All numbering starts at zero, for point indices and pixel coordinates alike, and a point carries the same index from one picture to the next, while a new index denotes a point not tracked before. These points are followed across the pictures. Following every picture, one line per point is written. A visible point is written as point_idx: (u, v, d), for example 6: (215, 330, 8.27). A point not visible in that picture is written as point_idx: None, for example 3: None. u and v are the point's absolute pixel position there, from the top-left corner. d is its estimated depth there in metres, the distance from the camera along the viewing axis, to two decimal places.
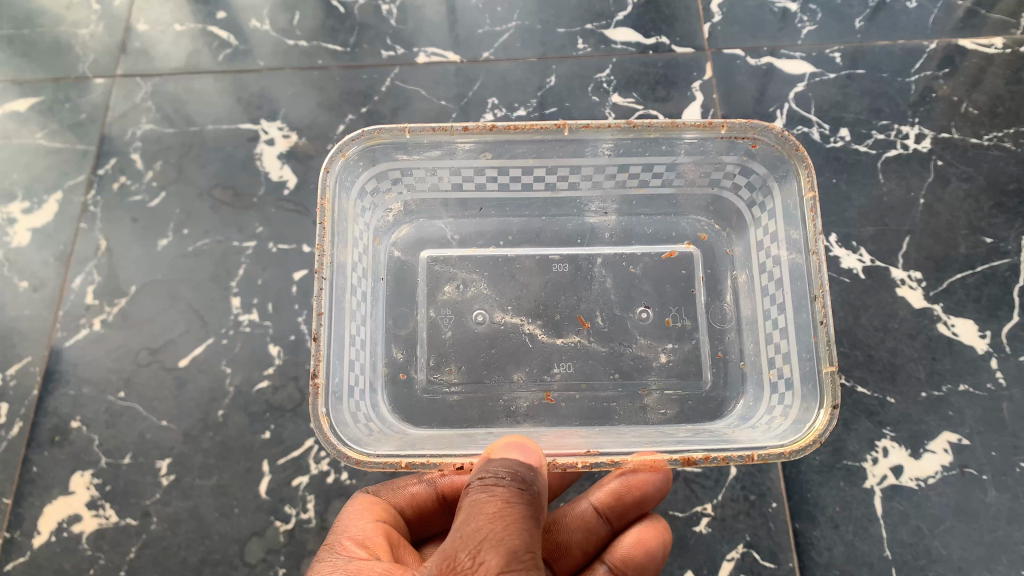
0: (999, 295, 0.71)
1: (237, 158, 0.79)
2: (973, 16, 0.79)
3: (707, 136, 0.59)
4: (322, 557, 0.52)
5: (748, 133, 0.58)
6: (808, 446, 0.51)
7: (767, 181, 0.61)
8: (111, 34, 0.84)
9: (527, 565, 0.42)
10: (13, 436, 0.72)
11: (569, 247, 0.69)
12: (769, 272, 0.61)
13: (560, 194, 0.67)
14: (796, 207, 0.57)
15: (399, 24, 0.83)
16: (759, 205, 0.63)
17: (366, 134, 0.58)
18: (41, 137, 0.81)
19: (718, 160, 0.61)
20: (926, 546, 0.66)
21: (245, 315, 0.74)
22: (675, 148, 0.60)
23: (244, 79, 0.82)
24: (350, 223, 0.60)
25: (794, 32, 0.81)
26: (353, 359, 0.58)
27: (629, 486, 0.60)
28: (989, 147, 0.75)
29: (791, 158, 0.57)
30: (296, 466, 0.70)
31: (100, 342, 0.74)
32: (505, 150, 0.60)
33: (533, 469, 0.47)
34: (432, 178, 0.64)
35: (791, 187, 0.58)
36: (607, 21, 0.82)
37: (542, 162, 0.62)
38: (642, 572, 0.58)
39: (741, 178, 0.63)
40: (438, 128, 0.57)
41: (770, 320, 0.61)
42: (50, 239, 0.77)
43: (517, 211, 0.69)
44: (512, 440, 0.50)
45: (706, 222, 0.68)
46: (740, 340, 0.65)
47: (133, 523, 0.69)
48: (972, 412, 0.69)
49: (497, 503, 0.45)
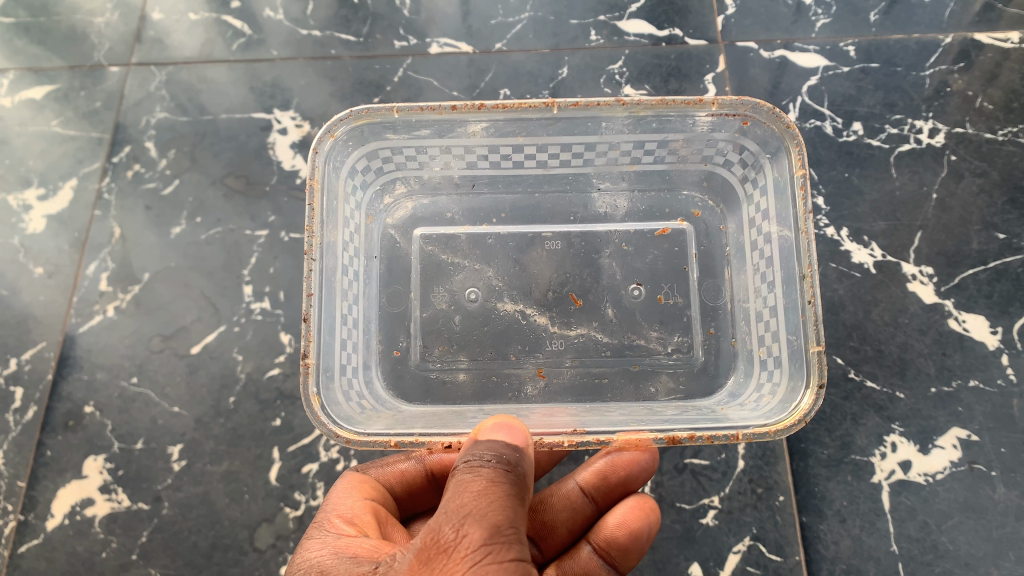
0: (1011, 291, 0.71)
1: (250, 148, 0.80)
2: (990, 10, 0.79)
3: (699, 114, 0.58)
4: (312, 534, 0.52)
5: (740, 110, 0.57)
6: (793, 425, 0.52)
7: (758, 157, 0.60)
8: (126, 22, 0.84)
9: (511, 538, 0.43)
10: (28, 419, 0.73)
11: (564, 224, 0.69)
12: (760, 249, 0.61)
13: (553, 172, 0.66)
14: (786, 183, 0.57)
15: (411, 14, 0.83)
16: (751, 181, 0.62)
17: (354, 114, 0.58)
18: (57, 124, 0.82)
19: (709, 137, 0.61)
20: (934, 541, 0.66)
21: (257, 303, 0.75)
22: (665, 126, 0.60)
23: (258, 68, 0.82)
24: (340, 203, 0.60)
25: (809, 25, 0.80)
26: (344, 338, 0.59)
27: (614, 466, 0.61)
28: (1003, 142, 0.75)
29: (782, 135, 0.57)
30: (306, 453, 0.70)
31: (114, 328, 0.75)
32: (494, 128, 0.60)
33: (518, 450, 0.48)
34: (422, 157, 0.64)
35: (781, 163, 0.57)
36: (620, 12, 0.82)
37: (532, 140, 0.62)
38: (626, 553, 0.57)
39: (733, 154, 0.62)
40: (426, 107, 0.58)
41: (761, 298, 0.61)
42: (64, 226, 0.78)
43: (509, 188, 0.69)
44: (500, 420, 0.50)
45: (700, 199, 0.67)
46: (733, 317, 0.65)
47: (145, 508, 0.70)
48: (983, 408, 0.68)
49: (482, 482, 0.45)
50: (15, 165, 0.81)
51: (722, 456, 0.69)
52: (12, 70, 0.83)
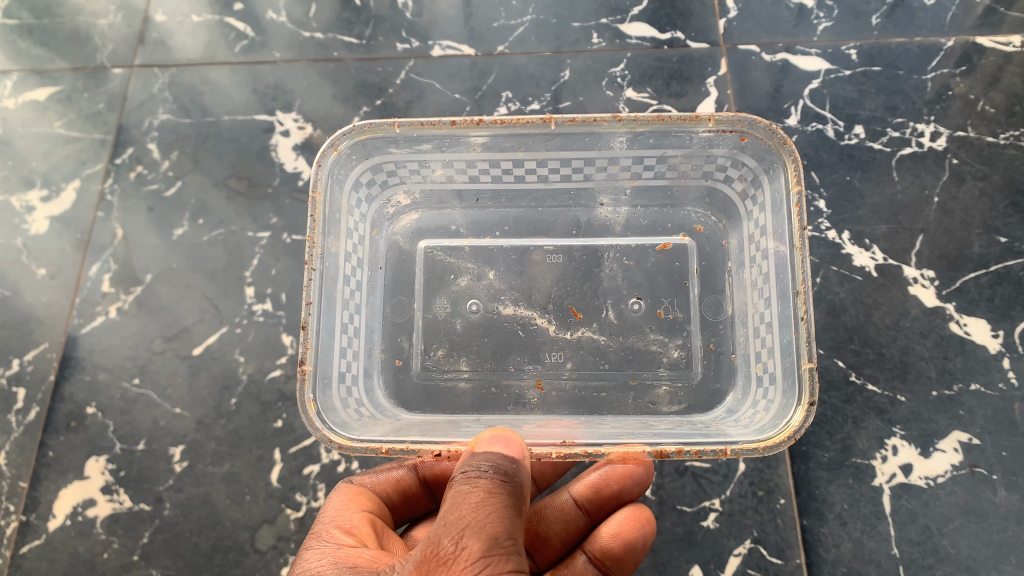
0: (1013, 295, 0.71)
1: (252, 149, 0.80)
2: (992, 13, 0.79)
3: (697, 131, 0.58)
4: (309, 545, 0.52)
5: (737, 126, 0.57)
6: (783, 442, 0.52)
7: (757, 174, 0.60)
8: (129, 24, 0.85)
9: (508, 550, 0.42)
10: (29, 420, 0.73)
11: (566, 238, 0.69)
12: (758, 265, 0.61)
13: (554, 185, 0.66)
14: (783, 200, 0.57)
15: (414, 16, 0.83)
16: (751, 198, 0.62)
17: (357, 129, 0.58)
18: (60, 126, 0.82)
19: (708, 152, 0.61)
20: (934, 545, 0.66)
21: (259, 304, 0.75)
22: (664, 141, 0.60)
23: (260, 70, 0.83)
24: (344, 215, 0.60)
25: (810, 28, 0.80)
26: (344, 346, 0.59)
27: (608, 479, 0.61)
28: (1005, 146, 0.75)
29: (778, 151, 0.57)
30: (307, 455, 0.70)
31: (116, 329, 0.75)
32: (494, 142, 0.60)
33: (515, 461, 0.48)
34: (423, 170, 0.64)
35: (778, 180, 0.57)
36: (622, 15, 0.82)
37: (532, 155, 0.62)
38: (621, 563, 0.57)
39: (732, 170, 0.62)
40: (427, 122, 0.58)
41: (759, 315, 0.60)
42: (67, 227, 0.78)
43: (513, 202, 0.69)
44: (497, 432, 0.51)
45: (702, 214, 0.67)
46: (732, 333, 0.65)
47: (146, 508, 0.70)
48: (983, 411, 0.68)
49: (480, 493, 0.45)
50: (19, 166, 0.81)
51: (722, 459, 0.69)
52: (14, 72, 0.83)
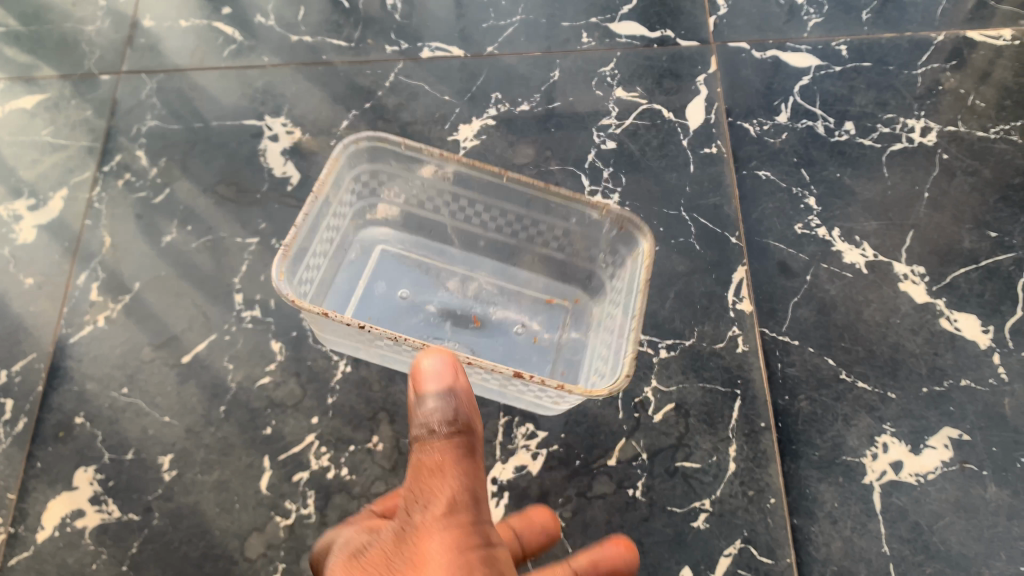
0: (1003, 290, 0.71)
1: (241, 154, 0.80)
2: (982, 7, 0.81)
3: (594, 214, 0.66)
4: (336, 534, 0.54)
5: (621, 221, 0.64)
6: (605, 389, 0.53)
7: (623, 260, 0.66)
8: (117, 30, 0.86)
9: (469, 502, 0.42)
10: (17, 432, 0.72)
11: (448, 271, 0.72)
12: (610, 320, 0.65)
13: (465, 230, 0.72)
14: (633, 283, 0.62)
15: (405, 19, 0.84)
16: (615, 271, 0.67)
17: (374, 136, 0.67)
18: (46, 134, 0.82)
19: (599, 241, 0.67)
20: (925, 541, 0.65)
21: (247, 311, 0.75)
22: (559, 208, 0.67)
23: (250, 75, 0.83)
24: (337, 203, 0.67)
25: (801, 24, 0.82)
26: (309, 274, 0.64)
27: (546, 527, 0.57)
28: (995, 140, 0.75)
29: (636, 232, 0.63)
30: (296, 462, 0.70)
31: (105, 338, 0.75)
32: (462, 175, 0.68)
33: (455, 399, 0.46)
34: (412, 188, 0.71)
35: (636, 258, 0.63)
36: (612, 14, 0.83)
37: (484, 193, 0.69)
38: None
39: (611, 260, 0.68)
40: (430, 149, 0.67)
41: (608, 326, 0.65)
42: (54, 237, 0.78)
43: (444, 233, 0.73)
44: (430, 353, 0.49)
45: (572, 299, 0.71)
46: (583, 345, 0.68)
47: (135, 518, 0.69)
48: (974, 407, 0.68)
49: (434, 458, 0.44)
50: (6, 175, 0.80)
51: (713, 459, 0.68)
52: (1, 80, 0.83)
